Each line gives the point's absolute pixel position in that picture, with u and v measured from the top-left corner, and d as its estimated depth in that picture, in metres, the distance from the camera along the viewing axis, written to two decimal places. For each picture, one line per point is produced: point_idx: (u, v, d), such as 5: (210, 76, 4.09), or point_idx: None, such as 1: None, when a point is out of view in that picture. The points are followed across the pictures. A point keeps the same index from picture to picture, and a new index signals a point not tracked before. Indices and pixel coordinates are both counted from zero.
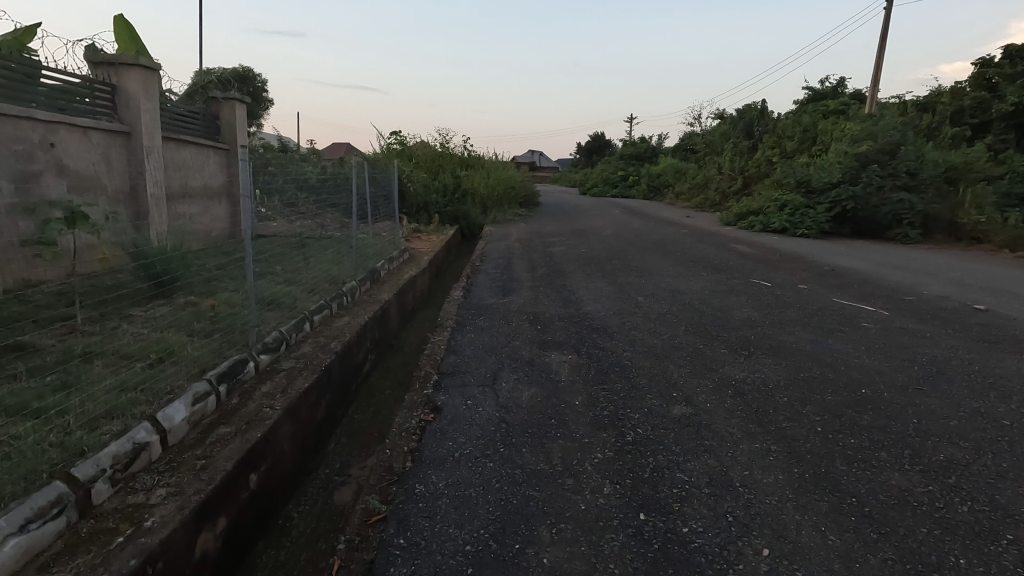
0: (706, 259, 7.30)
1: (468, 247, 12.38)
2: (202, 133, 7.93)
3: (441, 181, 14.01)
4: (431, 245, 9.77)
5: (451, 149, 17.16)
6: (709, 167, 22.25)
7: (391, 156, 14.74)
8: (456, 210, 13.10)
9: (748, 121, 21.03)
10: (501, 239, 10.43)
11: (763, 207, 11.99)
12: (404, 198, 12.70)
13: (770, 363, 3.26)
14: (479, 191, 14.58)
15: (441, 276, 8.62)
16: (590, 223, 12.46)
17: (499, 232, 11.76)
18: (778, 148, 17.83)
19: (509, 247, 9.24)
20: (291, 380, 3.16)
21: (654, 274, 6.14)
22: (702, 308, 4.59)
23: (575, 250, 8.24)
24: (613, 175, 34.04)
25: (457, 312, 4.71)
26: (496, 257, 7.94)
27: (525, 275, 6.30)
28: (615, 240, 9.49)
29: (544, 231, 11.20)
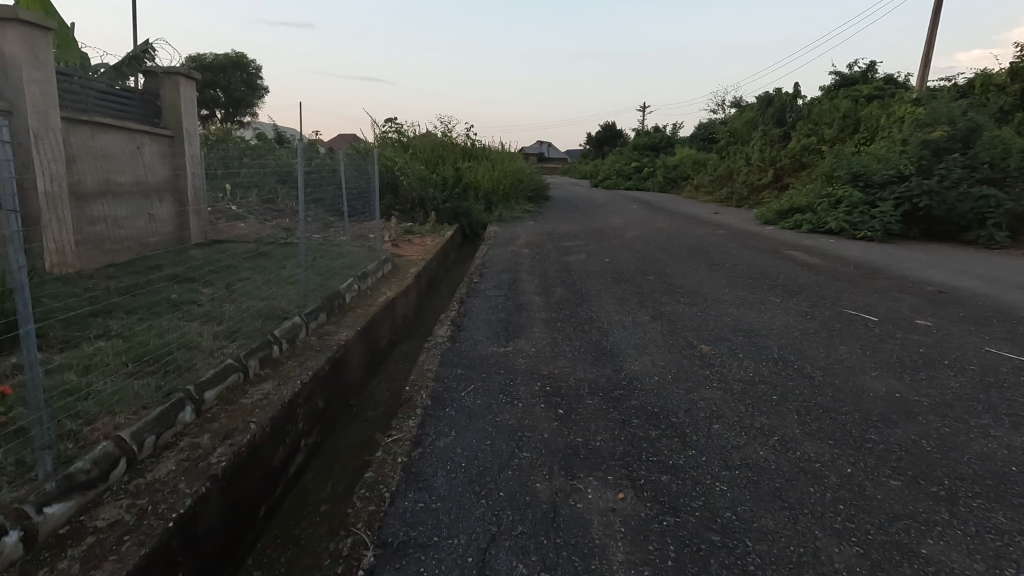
0: (767, 275, 5.71)
1: (469, 249, 10.87)
2: (135, 117, 6.41)
3: (440, 171, 12.63)
4: (424, 250, 8.25)
5: (452, 138, 15.56)
6: (734, 158, 20.50)
7: (384, 145, 13.20)
8: (456, 207, 11.56)
9: (779, 107, 19.18)
10: (507, 242, 8.87)
11: (811, 204, 10.35)
12: (398, 193, 11.45)
13: (1009, 534, 1.71)
14: (483, 185, 13.01)
15: (433, 290, 7.12)
16: (610, 223, 10.86)
17: (504, 233, 10.20)
18: (815, 136, 16.05)
19: (517, 253, 7.70)
20: (95, 562, 1.67)
21: (708, 300, 4.59)
22: (801, 369, 3.06)
23: (599, 260, 6.69)
24: (627, 167, 32.25)
25: (436, 371, 3.19)
26: (500, 269, 6.41)
27: (535, 300, 4.79)
28: (644, 245, 7.91)
29: (557, 233, 9.62)
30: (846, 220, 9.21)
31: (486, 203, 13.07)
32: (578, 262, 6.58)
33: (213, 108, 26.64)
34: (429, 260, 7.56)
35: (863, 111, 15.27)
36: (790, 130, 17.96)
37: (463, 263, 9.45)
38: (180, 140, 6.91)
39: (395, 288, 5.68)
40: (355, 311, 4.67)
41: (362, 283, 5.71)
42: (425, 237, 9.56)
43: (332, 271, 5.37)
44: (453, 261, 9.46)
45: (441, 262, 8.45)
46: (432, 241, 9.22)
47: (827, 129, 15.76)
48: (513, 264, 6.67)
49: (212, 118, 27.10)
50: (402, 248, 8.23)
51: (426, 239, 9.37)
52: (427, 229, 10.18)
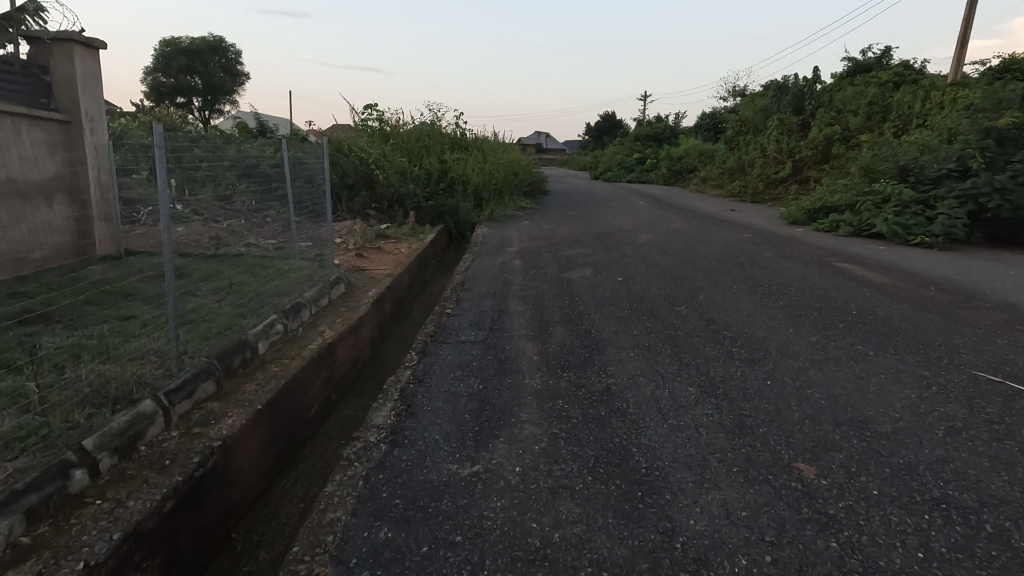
0: (835, 306, 4.30)
1: (455, 254, 9.48)
2: (11, 94, 4.95)
3: (424, 163, 11.21)
4: (396, 259, 6.86)
5: (440, 127, 14.10)
6: (746, 149, 19.02)
7: (362, 134, 11.74)
8: (441, 206, 10.13)
9: (798, 94, 17.36)
10: (497, 248, 7.46)
11: (851, 202, 8.91)
12: (375, 190, 10.04)
13: None
14: (473, 179, 11.57)
15: (402, 312, 5.73)
16: (618, 224, 9.44)
17: (495, 235, 8.80)
18: (840, 125, 14.56)
19: (508, 264, 6.28)
20: None
21: (774, 357, 3.19)
22: (1000, 537, 1.69)
23: (609, 279, 5.28)
24: (629, 158, 30.75)
25: (342, 530, 1.82)
26: (483, 291, 5.00)
27: (526, 350, 3.38)
28: (663, 255, 6.51)
29: (556, 236, 8.21)
30: (898, 222, 7.75)
31: (476, 200, 11.64)
32: (584, 282, 5.18)
33: (190, 95, 25.17)
34: (401, 274, 6.14)
35: (894, 97, 13.79)
36: (809, 118, 16.47)
37: (446, 273, 8.05)
38: (76, 125, 5.44)
39: (342, 321, 4.26)
40: (269, 368, 3.27)
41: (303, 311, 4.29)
42: (402, 242, 8.13)
43: (253, 300, 3.96)
44: (434, 270, 8.06)
45: (417, 274, 7.03)
46: (409, 247, 7.81)
47: (853, 118, 14.29)
48: (500, 283, 5.27)
49: (190, 106, 25.61)
50: (368, 258, 6.81)
51: (403, 244, 7.93)
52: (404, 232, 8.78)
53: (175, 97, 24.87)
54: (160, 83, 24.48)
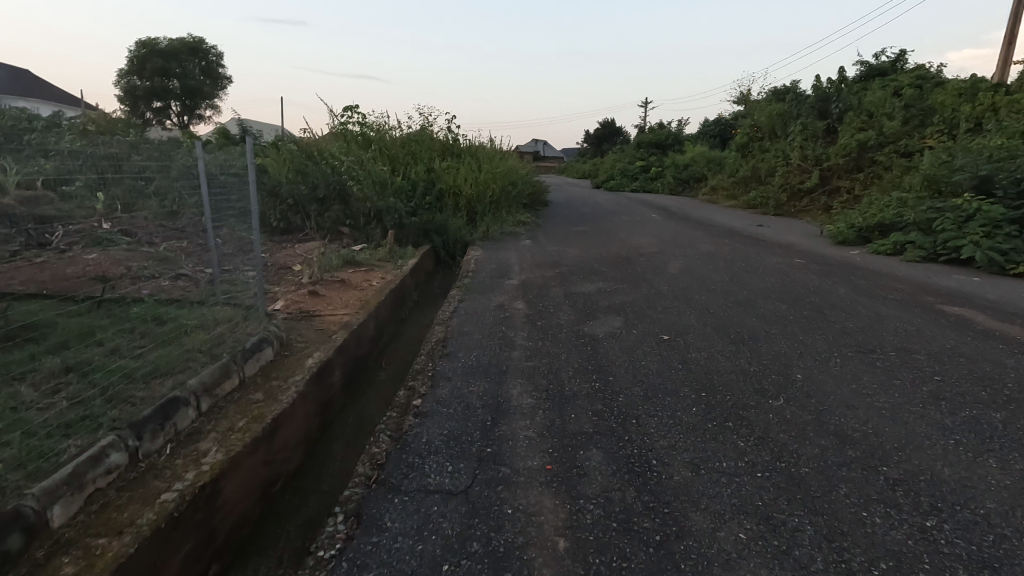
0: (1011, 395, 2.81)
1: (444, 280, 7.99)
2: None
3: (408, 172, 9.71)
4: (364, 296, 5.34)
5: (430, 133, 12.64)
6: (763, 157, 17.62)
7: (338, 141, 10.27)
8: (428, 222, 8.61)
9: (823, 95, 15.77)
10: (494, 280, 5.96)
11: (917, 220, 7.45)
12: (351, 205, 8.55)
13: None
14: (466, 190, 10.08)
15: (363, 377, 4.22)
16: (636, 245, 7.94)
17: (490, 259, 7.30)
18: (873, 131, 13.17)
19: (505, 304, 4.77)
20: None
21: (1016, 549, 1.69)
22: None
23: (649, 336, 3.77)
24: (632, 166, 29.29)
25: None
26: (471, 356, 3.50)
27: (542, 519, 1.87)
28: (707, 292, 5.00)
29: (564, 261, 6.72)
30: (989, 246, 6.32)
31: (469, 215, 10.12)
32: (614, 342, 3.68)
33: (168, 99, 23.66)
34: (366, 320, 4.63)
35: (936, 98, 12.39)
36: (835, 123, 15.03)
37: (431, 306, 6.54)
38: None
39: (251, 421, 2.74)
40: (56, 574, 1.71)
41: (197, 404, 2.72)
42: (374, 269, 6.60)
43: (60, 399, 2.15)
44: (416, 303, 6.55)
45: (391, 314, 5.52)
46: (384, 276, 6.29)
47: (889, 123, 12.90)
48: (495, 342, 3.77)
49: (168, 111, 24.09)
50: (328, 294, 5.30)
51: (376, 273, 6.41)
52: (381, 257, 7.27)
53: (152, 101, 23.37)
54: (135, 87, 22.98)
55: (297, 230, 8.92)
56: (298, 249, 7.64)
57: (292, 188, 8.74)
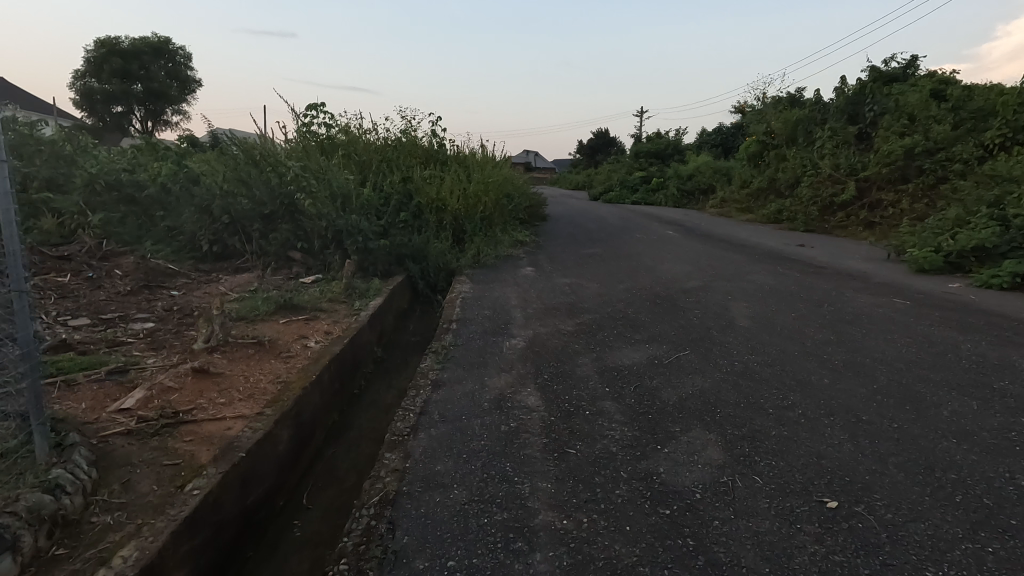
0: None
1: (422, 322, 6.12)
2: None
3: (379, 182, 7.82)
4: (289, 372, 3.46)
5: (411, 137, 10.81)
6: (782, 166, 16.03)
7: (295, 145, 8.40)
8: (403, 245, 6.75)
9: (853, 98, 14.23)
10: (491, 335, 4.11)
11: None
12: (304, 224, 6.66)
13: None
14: (452, 205, 8.22)
15: (250, 550, 2.35)
16: (672, 276, 6.13)
17: (481, 296, 5.46)
18: (918, 136, 11.57)
19: (507, 394, 2.93)
20: None
21: None
22: None
23: (791, 499, 1.94)
24: (631, 176, 27.61)
25: None
26: (446, 567, 1.66)
27: None
28: (823, 369, 3.20)
29: (582, 303, 4.90)
30: None
31: (456, 234, 8.24)
32: (732, 518, 1.85)
33: (129, 103, 21.65)
34: (277, 427, 2.78)
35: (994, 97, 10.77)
36: (868, 128, 13.40)
37: (401, 367, 4.68)
38: None
39: None
40: None
41: None
42: (321, 317, 4.73)
43: None
44: (377, 364, 4.69)
45: (331, 394, 3.66)
46: (332, 329, 4.43)
47: (938, 127, 11.31)
48: (494, 510, 1.93)
49: (130, 116, 22.06)
50: (230, 367, 3.41)
51: (319, 323, 4.54)
52: (333, 296, 5.40)
53: (111, 105, 21.42)
54: (92, 89, 21.02)
55: (235, 255, 6.99)
56: (227, 284, 5.74)
57: (229, 201, 6.81)
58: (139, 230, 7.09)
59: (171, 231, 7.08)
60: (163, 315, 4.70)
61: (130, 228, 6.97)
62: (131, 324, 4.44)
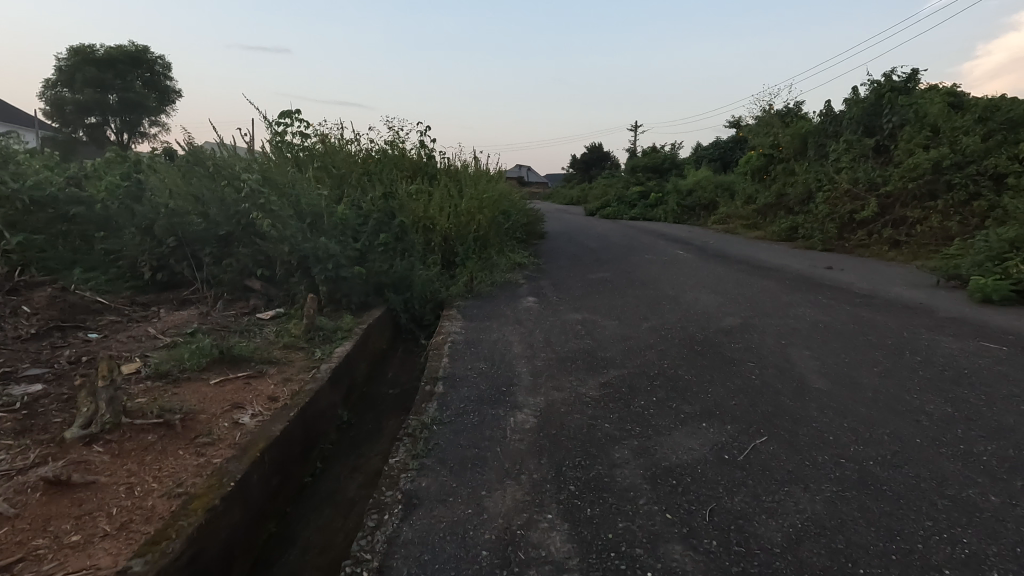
0: None
1: (403, 366, 5.10)
2: None
3: (357, 197, 6.81)
4: (197, 474, 2.41)
5: (396, 149, 9.84)
6: (791, 181, 15.21)
7: (262, 156, 7.38)
8: (383, 272, 5.73)
9: (869, 109, 13.44)
10: (489, 403, 3.08)
11: None
12: (265, 247, 5.62)
13: None
14: (442, 224, 7.21)
15: None
16: (702, 311, 5.14)
17: (475, 338, 4.44)
18: (946, 148, 10.74)
19: (516, 529, 1.92)
20: None
21: None
22: None
23: None
24: (629, 191, 26.75)
25: None
26: None
27: None
28: (972, 473, 2.21)
29: (603, 352, 3.90)
30: None
31: (446, 257, 7.23)
32: None
33: (104, 114, 20.53)
34: None
35: None
36: (886, 140, 12.60)
37: (372, 437, 3.66)
38: None
39: None
40: None
41: None
42: (270, 371, 3.70)
43: None
44: (342, 431, 3.67)
45: (267, 495, 2.63)
46: (280, 390, 3.39)
47: (967, 138, 10.51)
48: None
49: (105, 128, 20.93)
50: (112, 468, 2.36)
51: (265, 382, 3.51)
52: (291, 339, 4.37)
53: (83, 116, 20.35)
54: (63, 99, 19.90)
55: (185, 283, 5.94)
56: (163, 322, 4.69)
57: (177, 221, 5.77)
58: (73, 255, 6.03)
59: (110, 256, 6.02)
60: (64, 371, 3.64)
61: (61, 251, 5.91)
62: (15, 386, 3.38)
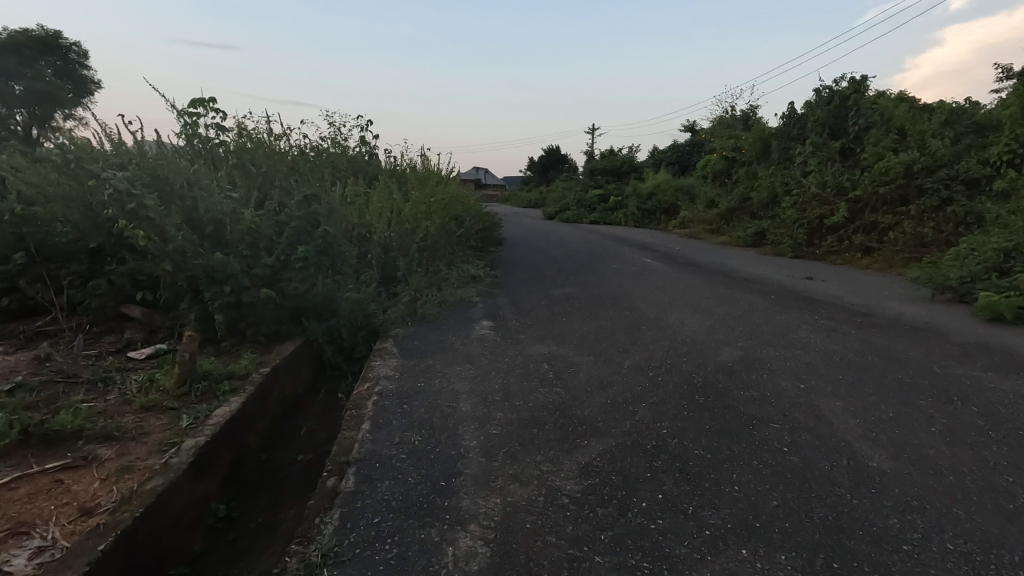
0: None
1: (324, 417, 4.02)
2: None
3: (276, 200, 5.64)
4: None
5: (333, 146, 8.65)
6: (755, 184, 14.78)
7: (159, 150, 6.09)
8: (301, 294, 4.60)
9: (834, 110, 13.09)
10: (422, 512, 2.07)
11: None
12: (142, 266, 4.40)
13: None
14: (380, 232, 6.10)
15: None
16: (692, 341, 4.26)
17: (410, 387, 3.40)
18: (916, 151, 10.38)
19: None
20: None
21: None
22: None
23: None
24: (588, 194, 26.07)
25: None
26: None
27: None
28: None
29: (579, 411, 2.93)
30: None
31: (386, 270, 6.12)
32: None
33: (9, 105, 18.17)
34: None
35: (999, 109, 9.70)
36: (853, 143, 12.24)
37: (258, 545, 2.58)
38: None
39: None
40: None
41: None
42: (105, 456, 2.57)
43: None
44: (215, 538, 2.58)
45: None
46: (104, 494, 2.27)
47: (938, 141, 10.16)
48: None
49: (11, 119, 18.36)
50: None
51: (87, 478, 2.38)
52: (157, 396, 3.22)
53: None
54: None
55: (44, 311, 4.66)
56: None
57: (31, 231, 4.49)
58: None
59: None
60: None
61: None
62: None
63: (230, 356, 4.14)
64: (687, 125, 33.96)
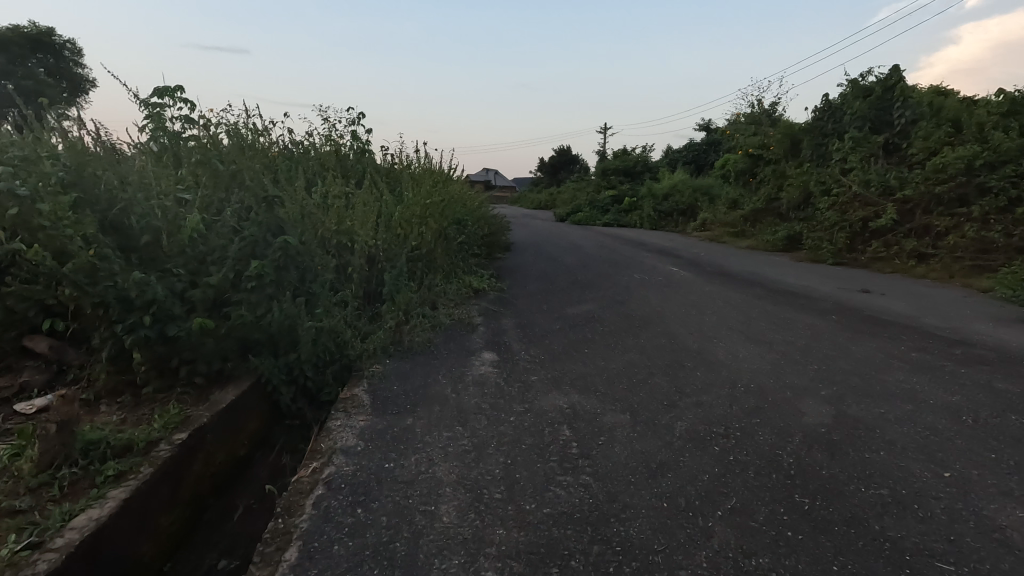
0: None
1: (270, 492, 3.04)
2: None
3: (236, 203, 4.65)
4: None
5: (320, 142, 7.68)
6: (785, 184, 13.64)
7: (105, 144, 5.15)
8: (250, 323, 3.62)
9: (875, 102, 11.93)
10: None
11: None
12: (37, 288, 3.39)
13: None
14: (363, 241, 5.10)
15: None
16: (758, 388, 3.22)
17: (374, 472, 2.38)
18: (975, 146, 9.23)
19: None
20: None
21: None
22: None
23: None
24: (601, 195, 24.95)
25: None
26: None
27: None
28: None
29: (621, 529, 1.90)
30: None
31: (369, 286, 5.12)
32: None
33: None
34: None
35: None
36: (897, 137, 11.09)
37: None
38: None
39: None
40: None
41: None
42: None
43: None
44: None
45: None
46: None
47: (1002, 134, 9.00)
48: None
49: None
50: None
51: None
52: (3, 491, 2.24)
53: None
54: None
55: None
56: None
57: None
58: None
59: None
60: None
61: None
62: None
63: (148, 410, 3.15)
64: (703, 123, 32.73)
